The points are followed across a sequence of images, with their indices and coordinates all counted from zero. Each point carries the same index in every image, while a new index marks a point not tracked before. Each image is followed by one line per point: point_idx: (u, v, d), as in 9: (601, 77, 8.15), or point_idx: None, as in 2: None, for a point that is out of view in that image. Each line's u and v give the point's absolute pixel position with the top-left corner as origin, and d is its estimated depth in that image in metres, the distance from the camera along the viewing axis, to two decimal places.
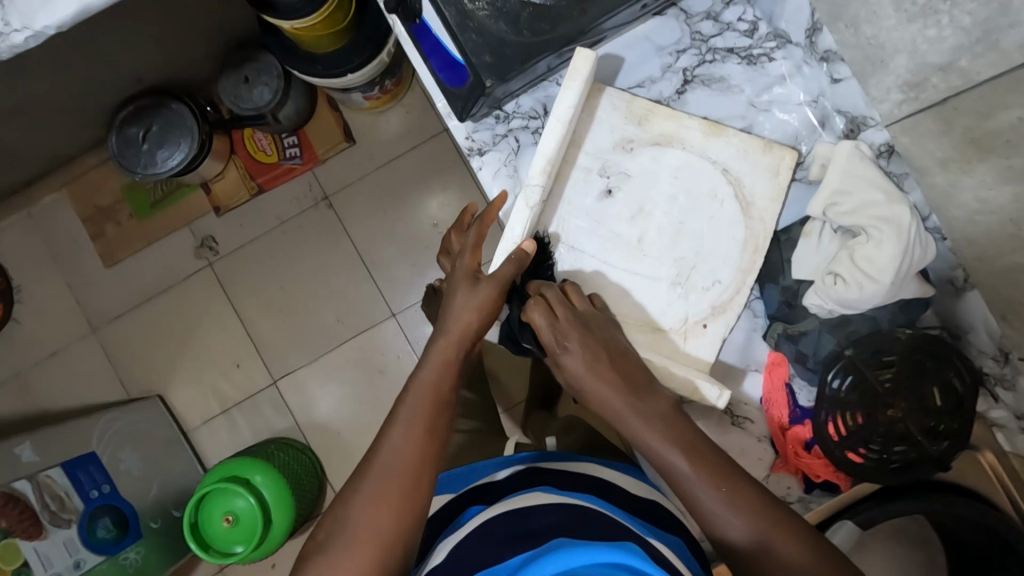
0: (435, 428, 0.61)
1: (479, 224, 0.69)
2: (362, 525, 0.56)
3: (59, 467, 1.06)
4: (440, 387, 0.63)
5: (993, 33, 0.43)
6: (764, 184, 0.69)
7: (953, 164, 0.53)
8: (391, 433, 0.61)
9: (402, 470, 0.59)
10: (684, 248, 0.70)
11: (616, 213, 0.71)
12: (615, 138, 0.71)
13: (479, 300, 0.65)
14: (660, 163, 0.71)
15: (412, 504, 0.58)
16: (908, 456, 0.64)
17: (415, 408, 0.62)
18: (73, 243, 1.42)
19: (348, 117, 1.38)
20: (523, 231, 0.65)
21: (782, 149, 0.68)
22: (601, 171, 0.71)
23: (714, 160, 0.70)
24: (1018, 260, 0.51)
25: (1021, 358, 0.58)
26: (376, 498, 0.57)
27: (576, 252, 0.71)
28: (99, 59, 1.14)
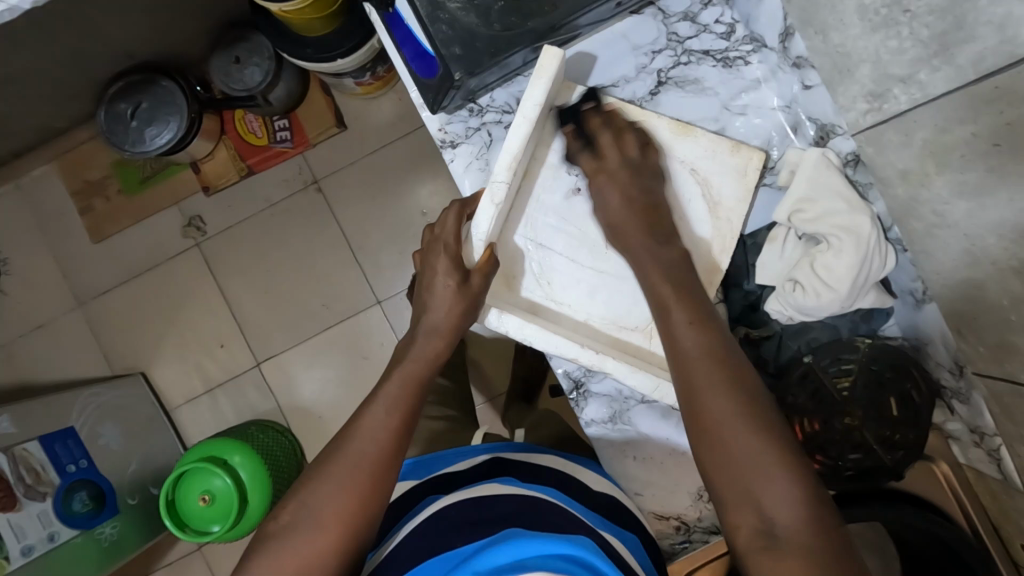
0: (412, 420, 0.62)
1: (455, 211, 0.67)
2: (333, 508, 0.56)
3: (37, 440, 1.06)
4: (423, 378, 0.64)
5: (950, 46, 0.43)
6: (732, 186, 0.69)
7: (913, 176, 0.52)
8: (365, 421, 0.61)
9: (373, 459, 0.59)
10: None
11: (584, 212, 0.72)
12: (585, 136, 0.71)
13: (467, 296, 0.65)
14: None
15: (379, 498, 0.58)
16: (862, 464, 0.65)
17: (398, 391, 0.63)
18: (62, 216, 1.42)
19: (340, 102, 1.37)
20: (489, 226, 0.65)
21: (750, 150, 0.68)
22: (571, 169, 0.72)
23: (682, 160, 0.70)
24: (973, 276, 0.51)
25: (975, 373, 0.57)
26: (349, 484, 0.58)
27: (543, 249, 0.72)
28: (88, 34, 1.13)
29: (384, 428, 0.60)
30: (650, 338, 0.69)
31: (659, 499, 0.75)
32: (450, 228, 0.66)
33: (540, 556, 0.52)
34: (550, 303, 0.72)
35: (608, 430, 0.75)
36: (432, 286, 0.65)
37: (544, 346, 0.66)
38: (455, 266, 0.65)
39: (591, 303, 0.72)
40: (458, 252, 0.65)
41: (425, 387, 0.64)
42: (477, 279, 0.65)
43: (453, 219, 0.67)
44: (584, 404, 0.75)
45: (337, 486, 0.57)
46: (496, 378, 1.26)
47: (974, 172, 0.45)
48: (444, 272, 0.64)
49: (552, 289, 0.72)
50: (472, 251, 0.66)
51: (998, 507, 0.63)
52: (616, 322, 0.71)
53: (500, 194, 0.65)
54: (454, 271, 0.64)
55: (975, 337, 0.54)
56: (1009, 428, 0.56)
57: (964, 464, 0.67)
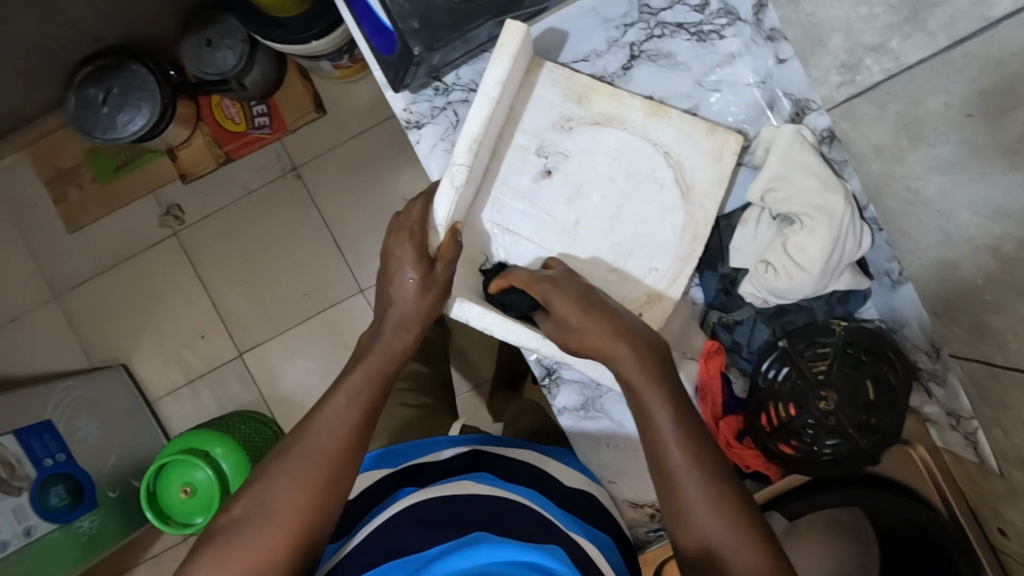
0: (373, 413, 0.61)
1: (421, 200, 0.65)
2: (287, 502, 0.55)
3: (11, 434, 1.04)
4: (388, 372, 0.62)
5: (921, 12, 0.41)
6: (705, 169, 0.67)
7: (886, 151, 0.51)
8: (327, 412, 0.59)
9: (333, 456, 0.57)
10: (621, 232, 0.69)
11: (552, 195, 0.70)
12: (553, 116, 0.68)
13: (432, 287, 0.63)
14: (599, 144, 0.69)
15: (336, 493, 0.57)
16: (837, 448, 0.64)
17: (360, 383, 0.61)
18: (35, 206, 1.38)
19: (318, 86, 1.33)
20: (449, 212, 0.63)
21: (726, 132, 0.66)
22: (538, 150, 0.69)
23: (655, 142, 0.68)
24: (947, 254, 0.49)
25: (951, 355, 0.56)
26: (304, 477, 0.56)
27: (511, 235, 0.70)
28: (52, 17, 1.09)
29: (345, 423, 0.59)
30: None
31: (633, 488, 0.73)
32: (416, 217, 0.64)
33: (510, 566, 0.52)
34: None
35: (581, 418, 0.74)
36: (396, 275, 0.63)
37: (506, 335, 0.64)
38: (421, 255, 0.63)
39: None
40: (422, 241, 0.63)
41: (395, 377, 0.63)
42: (442, 267, 0.63)
43: (419, 208, 0.65)
44: (556, 391, 0.73)
45: (296, 480, 0.56)
46: (479, 366, 1.25)
47: (947, 145, 0.44)
48: (410, 261, 0.62)
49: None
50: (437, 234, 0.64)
51: (976, 490, 0.62)
52: None
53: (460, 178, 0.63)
54: (421, 262, 0.62)
55: (950, 318, 0.53)
56: (984, 411, 0.55)
57: (942, 448, 0.65)
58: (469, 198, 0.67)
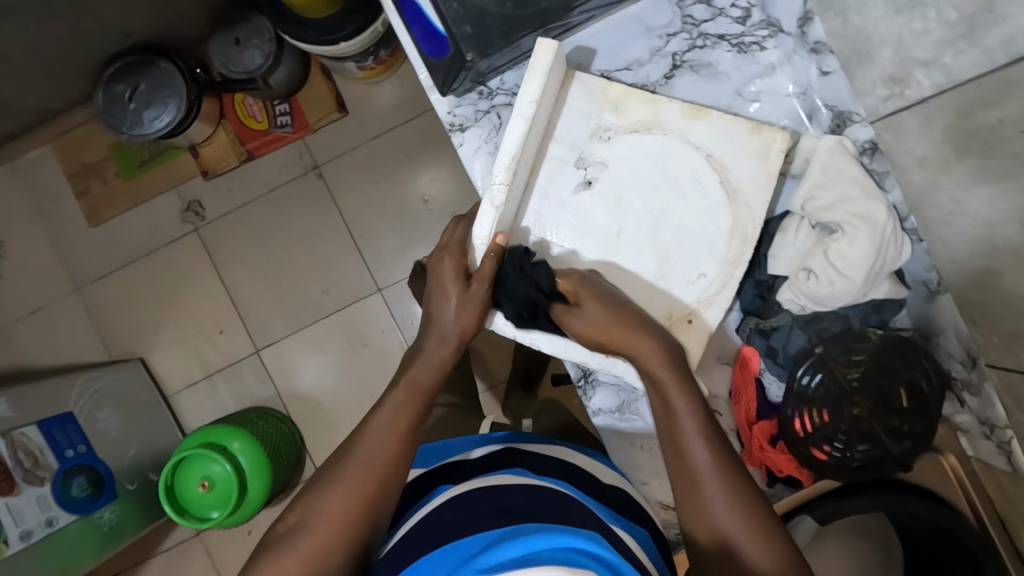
0: (416, 422, 0.63)
1: (463, 223, 0.68)
2: (337, 511, 0.56)
3: (35, 425, 1.05)
4: (427, 384, 0.65)
5: (977, 29, 0.42)
6: (750, 169, 0.67)
7: (932, 163, 0.52)
8: (372, 423, 0.62)
9: (381, 459, 0.59)
10: (663, 236, 0.69)
11: (594, 205, 0.70)
12: (590, 127, 0.69)
13: (471, 303, 0.65)
14: (637, 150, 0.69)
15: (383, 499, 0.58)
16: (870, 454, 0.66)
17: (404, 395, 0.63)
18: (58, 199, 1.40)
19: (342, 86, 1.35)
20: (490, 227, 0.65)
21: (772, 130, 0.66)
22: (577, 162, 0.70)
23: (697, 145, 0.68)
24: (990, 264, 0.51)
25: (988, 364, 0.57)
26: (351, 487, 0.57)
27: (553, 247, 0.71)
28: (88, 14, 1.11)
29: (390, 428, 0.61)
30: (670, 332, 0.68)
31: (665, 490, 0.75)
32: (458, 238, 0.67)
33: (557, 552, 0.50)
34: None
35: (616, 420, 0.75)
36: (438, 292, 0.66)
37: (552, 350, 0.68)
38: (461, 272, 0.65)
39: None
40: (462, 258, 0.66)
41: (434, 394, 0.65)
42: (479, 284, 0.65)
43: (461, 231, 0.68)
44: (591, 393, 0.75)
45: (347, 481, 0.58)
46: (497, 367, 1.26)
47: (996, 159, 0.45)
48: (451, 278, 0.65)
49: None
50: (476, 252, 0.66)
51: (1006, 500, 0.64)
52: None
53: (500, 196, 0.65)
54: (460, 279, 0.65)
55: (990, 328, 0.55)
56: (1020, 420, 0.57)
57: (972, 456, 0.67)
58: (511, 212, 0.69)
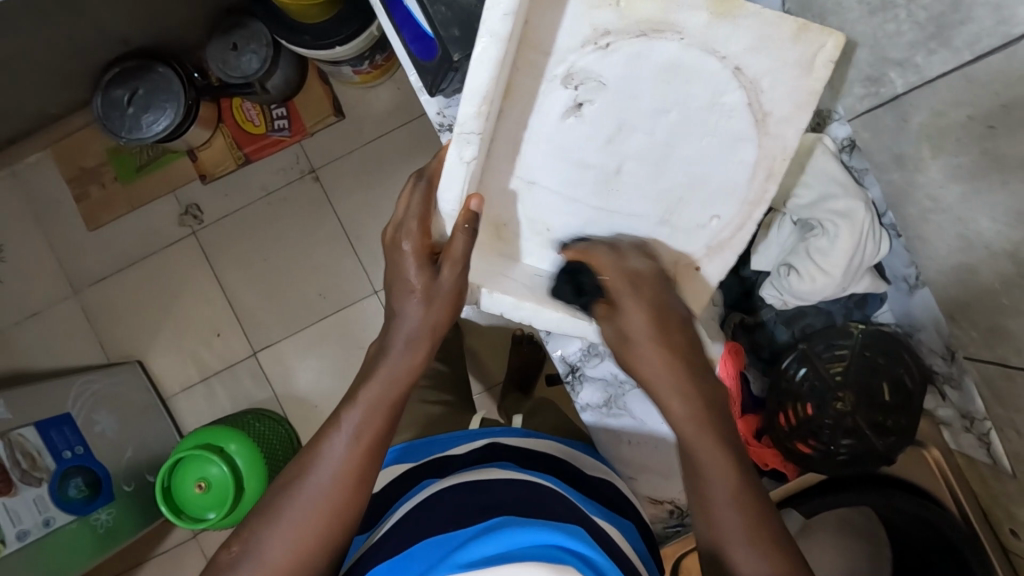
0: (376, 448, 0.62)
1: (421, 186, 0.61)
2: (283, 548, 0.58)
3: (33, 426, 1.06)
4: (393, 397, 0.63)
5: (945, 29, 0.44)
6: (788, 85, 0.55)
7: (907, 160, 0.54)
8: (325, 452, 0.61)
9: (337, 489, 0.59)
10: (673, 177, 0.60)
11: (583, 135, 0.60)
12: (583, 31, 0.55)
13: (438, 293, 0.61)
14: (645, 62, 0.55)
15: (333, 532, 0.59)
16: (853, 448, 0.67)
17: (366, 420, 0.61)
18: (57, 203, 1.41)
19: (339, 90, 1.36)
20: (458, 194, 0.58)
21: (823, 33, 0.53)
22: (566, 79, 0.58)
23: (723, 52, 0.55)
24: (965, 258, 0.53)
25: (965, 357, 0.59)
26: (299, 524, 0.58)
27: (533, 187, 0.63)
28: (90, 20, 1.13)
29: (345, 457, 0.60)
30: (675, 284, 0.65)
31: (653, 484, 0.77)
32: (416, 209, 0.61)
33: (530, 549, 0.51)
34: (549, 248, 0.67)
35: (603, 414, 0.76)
36: (400, 286, 0.63)
37: (544, 323, 0.65)
38: (425, 255, 0.61)
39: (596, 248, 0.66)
40: (425, 239, 0.61)
41: (396, 402, 0.63)
42: (449, 267, 0.60)
43: (418, 197, 0.61)
44: (579, 388, 0.76)
45: (304, 514, 0.58)
46: (492, 368, 1.27)
47: (967, 156, 0.47)
48: (412, 265, 0.61)
49: (550, 235, 0.66)
50: (443, 222, 0.60)
51: (988, 492, 0.65)
52: None
53: (469, 150, 0.56)
54: (425, 266, 0.61)
55: (967, 321, 0.57)
56: (998, 412, 0.58)
57: (954, 449, 0.68)
58: (482, 162, 0.60)
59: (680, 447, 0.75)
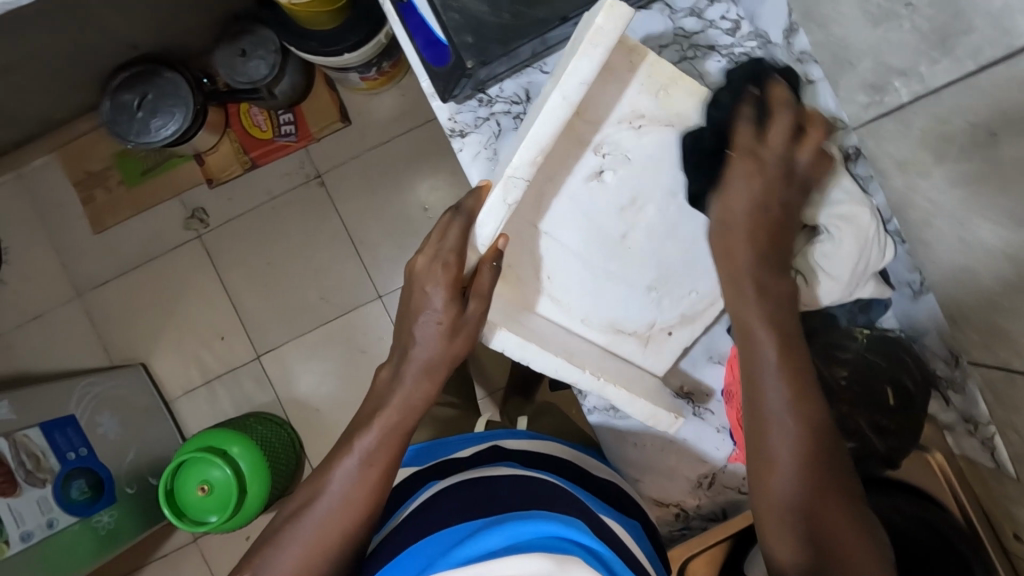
0: (391, 467, 0.63)
1: (459, 220, 0.63)
2: (296, 564, 0.59)
3: (37, 427, 1.07)
4: (409, 426, 0.64)
5: (948, 38, 0.45)
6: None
7: (911, 166, 0.55)
8: (339, 471, 0.62)
9: (349, 511, 0.60)
10: (667, 253, 0.70)
11: (605, 199, 0.68)
12: (623, 111, 0.65)
13: (463, 327, 0.63)
14: (669, 150, 0.67)
15: (346, 546, 0.60)
16: (858, 451, 0.68)
17: (377, 441, 0.63)
18: (63, 206, 1.42)
19: (345, 97, 1.38)
20: (493, 230, 0.62)
21: (827, 167, 0.63)
22: (595, 148, 0.67)
23: (723, 157, 0.66)
24: (967, 262, 0.54)
25: (970, 362, 0.61)
26: (312, 540, 0.60)
27: (549, 239, 0.70)
28: (101, 26, 1.14)
29: (358, 479, 0.61)
30: (649, 343, 0.73)
31: (658, 486, 0.79)
32: (451, 244, 0.63)
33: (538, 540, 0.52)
34: (550, 299, 0.72)
35: (609, 418, 0.78)
36: (422, 305, 0.64)
37: (543, 368, 0.64)
38: (455, 289, 0.63)
39: (595, 304, 0.72)
40: (457, 274, 0.63)
41: (411, 430, 0.65)
42: (475, 302, 0.63)
43: (455, 232, 0.63)
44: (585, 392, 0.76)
45: (319, 536, 0.60)
46: (495, 373, 1.27)
47: (970, 161, 0.48)
48: (441, 297, 0.63)
49: (553, 286, 0.71)
50: (475, 254, 0.63)
51: (991, 496, 0.66)
52: (618, 325, 0.73)
53: (514, 193, 0.61)
54: (454, 299, 0.63)
55: (969, 324, 0.58)
56: (999, 414, 0.60)
57: (959, 454, 0.70)
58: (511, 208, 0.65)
59: (685, 446, 0.78)
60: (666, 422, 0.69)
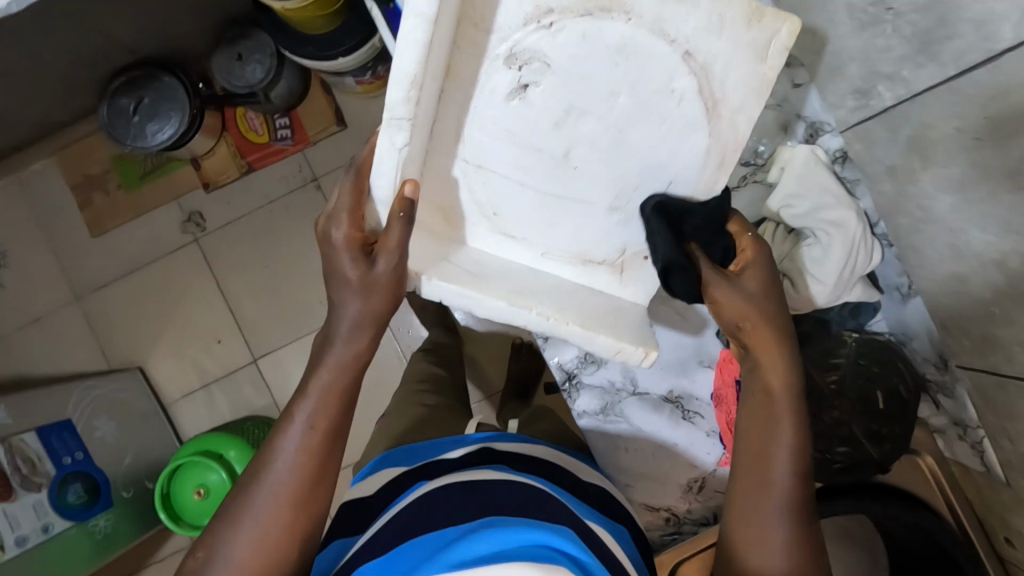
0: (336, 429, 0.60)
1: (352, 176, 0.57)
2: (247, 546, 0.55)
3: (34, 431, 1.07)
4: (339, 387, 0.60)
5: (933, 44, 0.46)
6: (741, 70, 0.55)
7: (900, 172, 0.55)
8: (283, 441, 0.58)
9: (296, 481, 0.57)
10: (626, 166, 0.60)
11: (536, 117, 0.57)
12: (526, 8, 0.52)
13: (375, 284, 0.57)
14: (595, 42, 0.53)
15: (301, 519, 0.57)
16: (851, 455, 0.69)
17: (318, 407, 0.59)
18: (61, 210, 1.42)
19: (341, 100, 1.38)
20: (390, 178, 0.54)
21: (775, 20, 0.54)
22: (509, 59, 0.55)
23: (672, 37, 0.53)
24: (955, 267, 0.54)
25: (957, 366, 0.61)
26: (263, 517, 0.56)
27: (483, 173, 0.61)
28: (98, 32, 1.15)
29: (303, 448, 0.58)
30: (620, 272, 0.66)
31: (649, 490, 0.79)
32: (346, 203, 0.58)
33: (526, 547, 0.52)
34: (504, 237, 0.66)
35: (600, 422, 0.79)
36: (336, 280, 0.59)
37: (485, 312, 0.60)
38: (358, 246, 0.58)
39: (551, 237, 0.65)
40: (357, 229, 0.58)
41: (348, 390, 0.60)
42: (386, 255, 0.56)
43: (348, 190, 0.57)
44: (576, 396, 0.79)
45: (266, 512, 0.57)
46: (492, 377, 1.27)
47: (957, 166, 0.48)
48: (348, 257, 0.57)
49: (502, 222, 0.64)
50: (378, 209, 0.58)
51: (984, 501, 0.66)
52: (585, 255, 0.66)
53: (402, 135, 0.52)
54: (360, 256, 0.58)
55: (960, 330, 0.58)
56: (991, 420, 0.59)
57: (948, 458, 0.69)
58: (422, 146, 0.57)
59: (677, 450, 0.78)
60: (637, 356, 0.61)
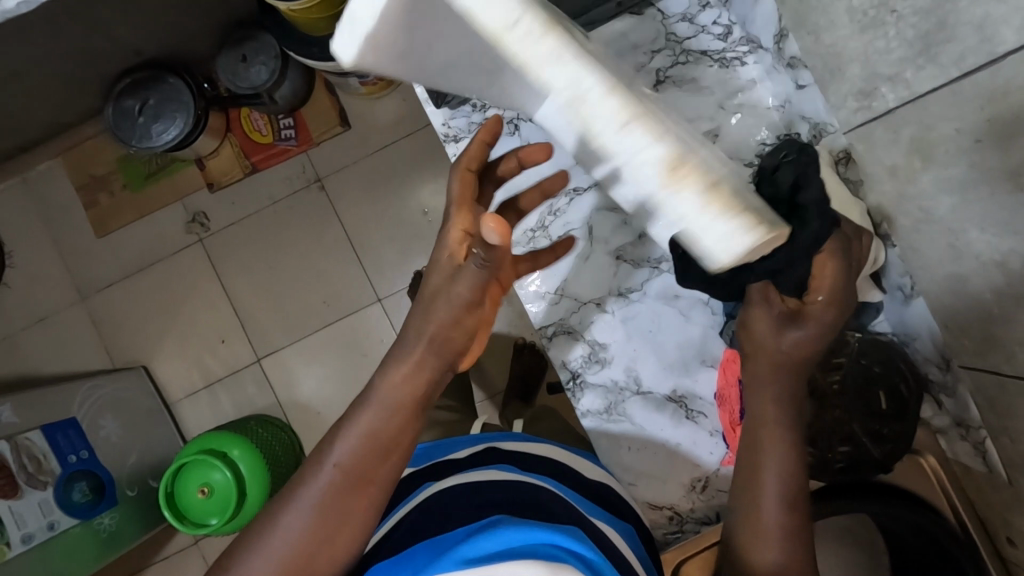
0: (418, 405, 0.54)
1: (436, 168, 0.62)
2: (303, 532, 0.51)
3: (39, 430, 1.07)
4: (435, 357, 0.53)
5: (933, 46, 0.46)
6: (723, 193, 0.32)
7: (900, 172, 0.55)
8: (357, 417, 0.54)
9: (371, 455, 0.53)
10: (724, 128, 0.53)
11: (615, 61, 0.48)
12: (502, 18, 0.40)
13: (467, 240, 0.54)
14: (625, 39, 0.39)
15: (377, 502, 0.52)
16: (851, 453, 0.72)
17: (399, 376, 0.53)
18: (67, 210, 1.43)
19: (345, 101, 1.39)
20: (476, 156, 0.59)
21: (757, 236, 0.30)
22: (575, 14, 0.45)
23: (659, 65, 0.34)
24: (956, 267, 0.54)
25: (961, 365, 0.61)
26: (321, 499, 0.52)
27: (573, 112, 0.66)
28: (103, 34, 1.15)
29: (374, 424, 0.53)
30: None
31: (653, 489, 0.80)
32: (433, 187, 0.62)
33: (531, 546, 0.53)
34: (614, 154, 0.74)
35: (604, 421, 0.80)
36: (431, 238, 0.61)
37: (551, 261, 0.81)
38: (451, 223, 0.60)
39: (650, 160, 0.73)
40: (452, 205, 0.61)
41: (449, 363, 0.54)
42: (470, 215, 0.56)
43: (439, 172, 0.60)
44: (579, 396, 0.81)
45: (304, 527, 0.51)
46: (495, 377, 1.27)
47: (957, 167, 0.49)
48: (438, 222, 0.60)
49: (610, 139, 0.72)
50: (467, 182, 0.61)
51: (985, 501, 0.66)
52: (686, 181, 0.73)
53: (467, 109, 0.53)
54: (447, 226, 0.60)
55: (961, 330, 0.58)
56: (992, 420, 0.59)
57: (952, 458, 0.69)
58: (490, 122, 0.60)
59: (681, 451, 0.78)
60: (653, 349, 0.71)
